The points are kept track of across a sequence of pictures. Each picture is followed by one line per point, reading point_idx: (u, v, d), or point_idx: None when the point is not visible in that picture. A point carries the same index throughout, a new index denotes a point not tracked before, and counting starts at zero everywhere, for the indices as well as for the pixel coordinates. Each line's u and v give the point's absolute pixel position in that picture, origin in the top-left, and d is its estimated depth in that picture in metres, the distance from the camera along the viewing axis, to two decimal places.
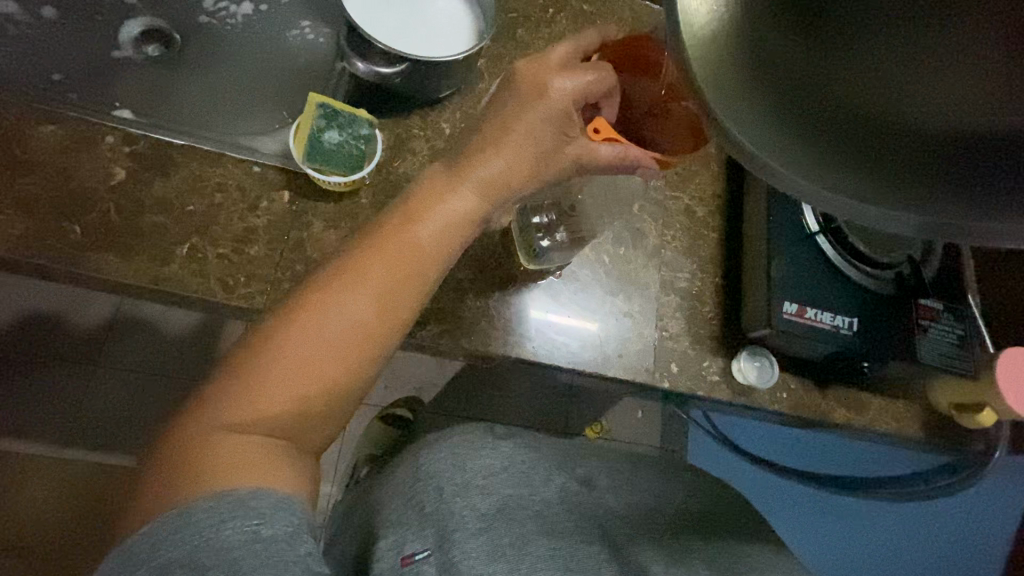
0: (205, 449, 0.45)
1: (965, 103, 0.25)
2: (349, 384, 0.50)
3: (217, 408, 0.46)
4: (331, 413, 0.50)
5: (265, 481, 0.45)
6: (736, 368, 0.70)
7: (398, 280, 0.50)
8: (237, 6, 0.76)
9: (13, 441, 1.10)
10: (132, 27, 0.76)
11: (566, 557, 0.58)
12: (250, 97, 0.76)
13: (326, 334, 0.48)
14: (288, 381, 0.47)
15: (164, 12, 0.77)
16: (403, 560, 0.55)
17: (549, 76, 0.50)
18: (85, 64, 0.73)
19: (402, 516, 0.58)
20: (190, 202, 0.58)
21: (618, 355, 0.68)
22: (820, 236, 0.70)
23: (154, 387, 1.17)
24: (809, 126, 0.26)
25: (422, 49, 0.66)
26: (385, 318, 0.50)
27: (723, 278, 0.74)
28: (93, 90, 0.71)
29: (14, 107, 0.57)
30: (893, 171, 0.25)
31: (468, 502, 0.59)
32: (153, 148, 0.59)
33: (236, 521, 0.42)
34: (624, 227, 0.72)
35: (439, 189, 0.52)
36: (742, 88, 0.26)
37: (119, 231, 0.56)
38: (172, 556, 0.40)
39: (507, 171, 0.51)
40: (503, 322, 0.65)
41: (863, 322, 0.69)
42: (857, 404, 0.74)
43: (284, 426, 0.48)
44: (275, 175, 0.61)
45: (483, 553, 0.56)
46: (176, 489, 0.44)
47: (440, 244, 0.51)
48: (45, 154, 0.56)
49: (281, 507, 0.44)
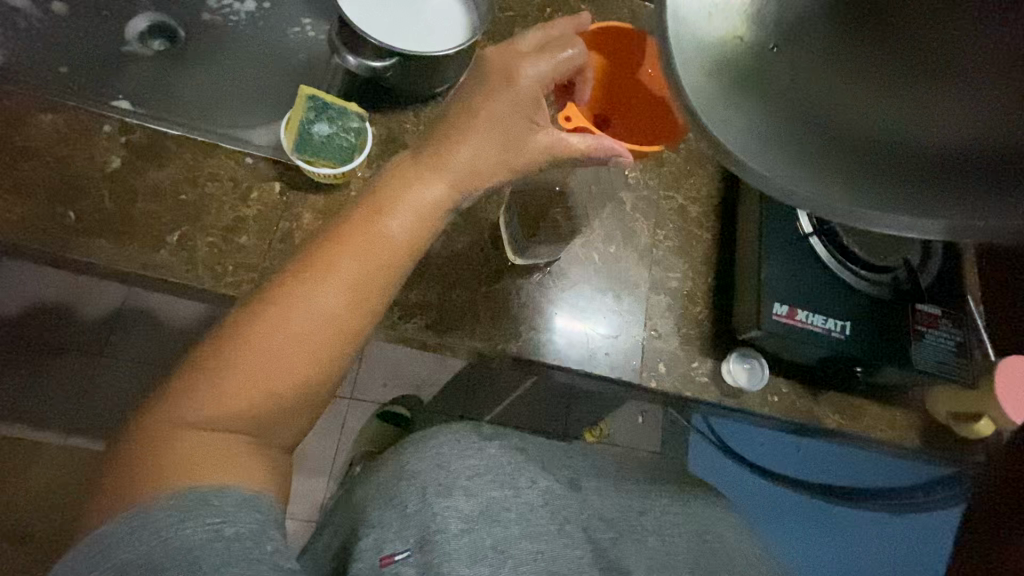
0: (170, 446, 0.46)
1: (913, 119, 0.29)
2: (319, 376, 0.50)
3: (184, 404, 0.47)
4: (304, 403, 0.51)
5: (227, 478, 0.46)
6: (725, 370, 0.69)
7: (368, 272, 0.50)
8: (241, 4, 0.79)
9: (18, 427, 1.12)
10: (139, 22, 0.78)
11: (550, 559, 0.57)
12: (250, 91, 0.77)
13: (296, 323, 0.48)
14: (260, 369, 0.48)
15: (170, 8, 0.79)
16: (382, 560, 0.54)
17: (518, 69, 0.52)
18: (91, 57, 0.75)
19: (384, 515, 0.57)
20: (183, 191, 0.60)
21: (605, 354, 0.67)
22: (813, 238, 0.69)
23: (156, 378, 1.19)
24: (783, 129, 0.29)
25: (416, 46, 0.66)
26: (358, 308, 0.50)
27: (715, 278, 0.73)
28: (96, 82, 0.73)
29: (16, 95, 0.59)
30: (873, 180, 0.29)
31: (451, 503, 0.57)
32: (150, 138, 0.60)
33: (199, 519, 0.42)
34: (615, 225, 0.72)
35: (408, 180, 0.52)
36: (734, 110, 0.29)
37: (112, 217, 0.57)
38: (128, 558, 0.40)
39: (477, 162, 0.52)
40: (489, 317, 0.65)
41: (855, 326, 0.67)
42: (851, 410, 0.72)
43: (254, 421, 0.48)
44: (267, 166, 0.62)
45: (466, 554, 0.55)
46: (137, 488, 0.44)
47: (412, 235, 0.52)
48: (45, 141, 0.58)
49: (245, 506, 0.45)
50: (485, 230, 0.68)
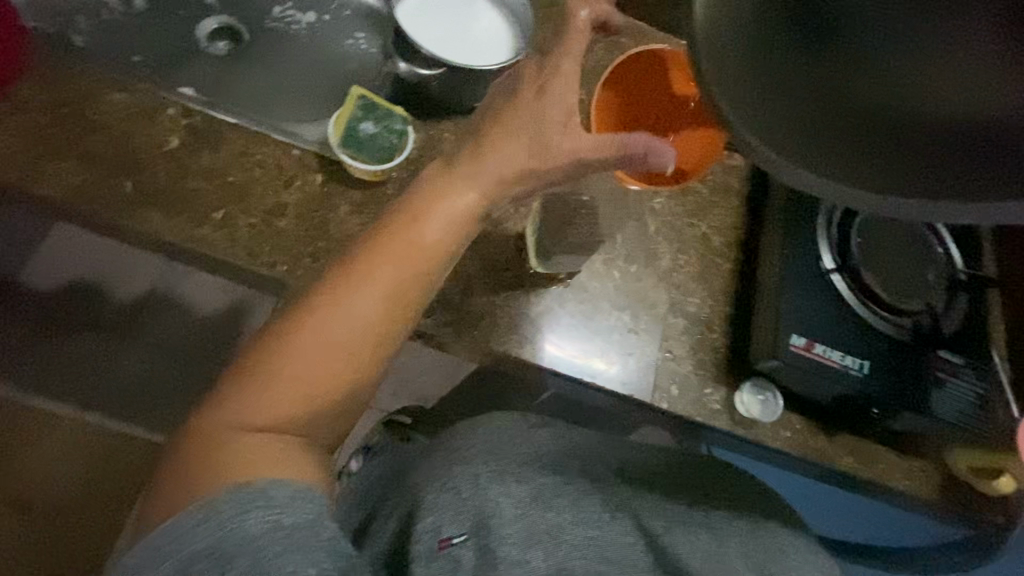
0: (228, 447, 0.48)
1: (915, 126, 0.30)
2: (351, 376, 0.52)
3: (239, 408, 0.49)
4: (338, 401, 0.52)
5: (282, 473, 0.47)
6: (738, 400, 0.68)
7: (404, 275, 0.53)
8: (303, 15, 0.86)
9: (43, 398, 1.17)
10: (210, 23, 0.85)
11: (602, 544, 0.58)
12: (300, 92, 0.83)
13: (335, 323, 0.51)
14: (302, 362, 0.51)
15: (239, 13, 0.86)
16: (441, 543, 0.57)
17: (539, 94, 0.58)
18: (165, 51, 0.81)
19: (439, 499, 0.59)
20: (232, 173, 0.63)
21: (619, 371, 0.68)
22: (834, 274, 0.69)
23: (176, 363, 1.22)
24: (837, 128, 0.31)
25: (464, 60, 0.70)
26: (392, 308, 0.53)
27: (733, 307, 0.73)
28: (165, 74, 0.79)
29: (94, 74, 0.64)
30: (880, 168, 0.30)
31: (503, 490, 0.60)
32: (208, 123, 0.64)
33: (258, 511, 0.43)
34: (638, 246, 0.73)
35: (442, 191, 0.56)
36: (752, 95, 0.32)
37: (163, 191, 0.61)
38: (198, 548, 0.42)
39: (503, 172, 0.57)
40: (508, 321, 0.67)
41: (878, 370, 0.67)
42: (866, 455, 0.71)
43: (296, 421, 0.51)
44: (312, 158, 0.66)
45: (519, 538, 0.56)
46: (203, 485, 0.46)
47: (444, 241, 0.55)
48: (113, 118, 0.62)
49: (300, 497, 0.45)
50: (510, 239, 0.70)
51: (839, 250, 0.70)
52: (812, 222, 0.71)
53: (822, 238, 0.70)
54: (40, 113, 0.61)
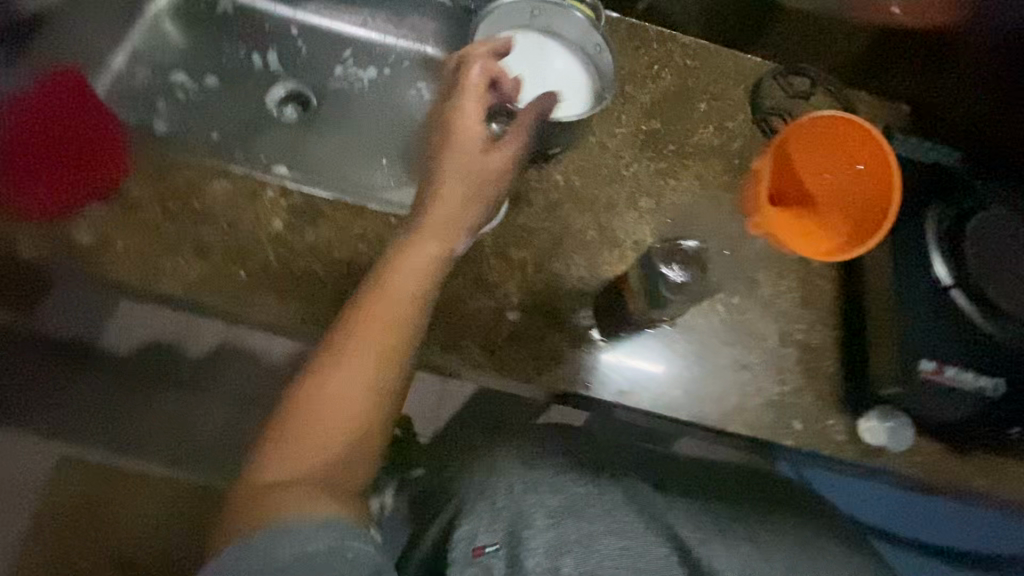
0: (249, 501, 0.45)
1: None
2: (364, 428, 0.49)
3: (257, 467, 0.47)
4: (363, 456, 0.49)
5: (316, 511, 0.44)
6: (865, 427, 0.65)
7: (402, 326, 0.52)
8: (364, 71, 0.88)
9: (130, 460, 1.20)
10: (278, 90, 0.86)
11: (637, 555, 0.56)
12: (370, 149, 0.83)
13: (345, 376, 0.50)
14: (314, 416, 0.48)
15: (305, 77, 0.88)
16: (474, 550, 0.57)
17: (466, 116, 0.61)
18: (240, 124, 0.83)
19: (475, 507, 0.60)
20: (337, 249, 0.64)
21: (738, 409, 0.66)
22: (954, 291, 0.67)
23: (253, 416, 1.23)
24: None
25: (549, 110, 0.71)
26: (385, 347, 0.51)
27: (843, 330, 0.71)
28: (244, 147, 0.81)
29: (194, 164, 0.65)
30: None
31: (538, 500, 0.59)
32: (306, 201, 0.65)
33: (288, 542, 0.42)
34: (738, 277, 0.72)
35: (405, 244, 0.56)
36: None
37: (275, 274, 0.61)
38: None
39: (451, 211, 0.57)
40: (619, 369, 0.65)
41: (1012, 386, 0.64)
42: (1002, 474, 0.68)
43: (312, 475, 0.47)
44: (409, 225, 0.67)
45: (548, 548, 0.55)
46: (230, 542, 0.43)
47: (413, 289, 0.53)
48: (218, 206, 0.64)
49: (328, 525, 0.43)
50: (609, 284, 0.69)
51: (958, 264, 0.67)
52: (921, 238, 0.69)
53: (933, 250, 0.68)
54: (146, 204, 0.62)
